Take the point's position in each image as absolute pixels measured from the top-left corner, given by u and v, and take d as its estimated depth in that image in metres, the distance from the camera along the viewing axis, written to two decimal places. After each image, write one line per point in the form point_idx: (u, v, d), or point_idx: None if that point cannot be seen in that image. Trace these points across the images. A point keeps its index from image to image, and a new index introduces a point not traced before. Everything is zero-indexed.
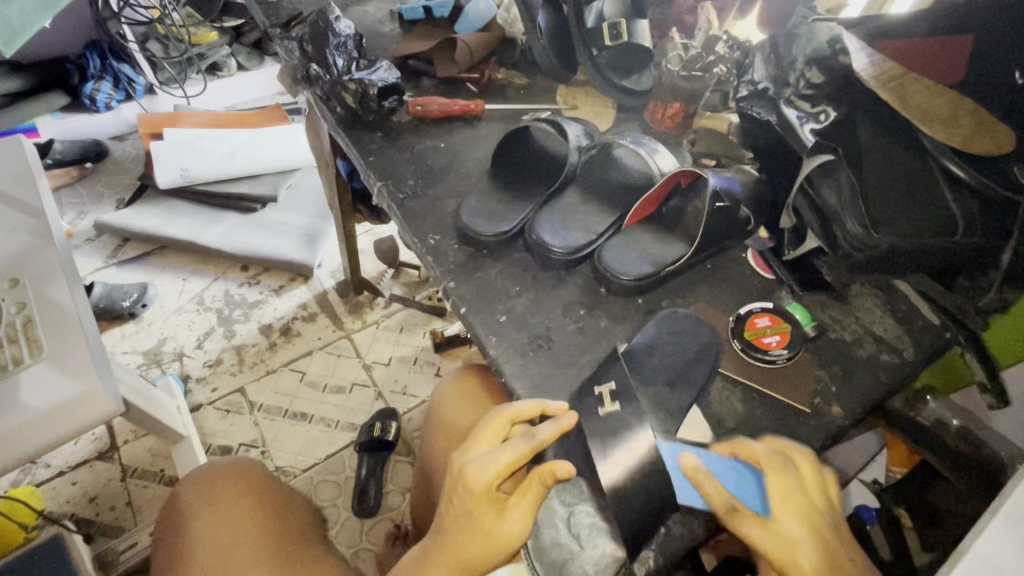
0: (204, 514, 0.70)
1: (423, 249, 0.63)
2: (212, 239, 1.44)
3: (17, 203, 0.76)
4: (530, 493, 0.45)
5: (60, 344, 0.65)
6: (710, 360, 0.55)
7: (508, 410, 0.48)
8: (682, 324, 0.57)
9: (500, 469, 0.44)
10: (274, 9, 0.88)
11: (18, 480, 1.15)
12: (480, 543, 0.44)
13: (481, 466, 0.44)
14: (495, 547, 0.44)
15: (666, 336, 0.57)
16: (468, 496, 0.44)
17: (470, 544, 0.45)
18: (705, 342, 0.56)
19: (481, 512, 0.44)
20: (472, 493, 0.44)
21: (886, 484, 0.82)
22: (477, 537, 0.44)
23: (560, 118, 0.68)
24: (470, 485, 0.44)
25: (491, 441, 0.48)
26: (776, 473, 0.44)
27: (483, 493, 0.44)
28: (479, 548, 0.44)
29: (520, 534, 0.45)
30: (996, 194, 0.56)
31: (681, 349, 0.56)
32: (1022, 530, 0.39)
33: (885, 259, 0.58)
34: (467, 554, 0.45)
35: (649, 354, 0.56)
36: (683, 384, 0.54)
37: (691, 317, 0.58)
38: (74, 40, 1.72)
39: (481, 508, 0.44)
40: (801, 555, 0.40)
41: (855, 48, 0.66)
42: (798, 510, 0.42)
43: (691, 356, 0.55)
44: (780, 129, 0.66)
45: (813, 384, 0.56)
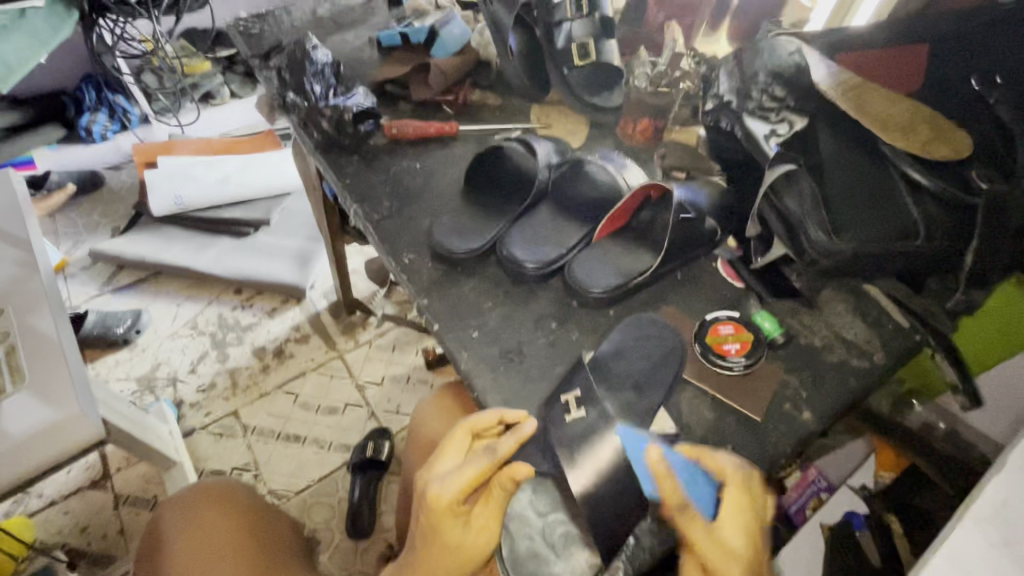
0: (185, 537, 0.70)
1: (398, 268, 0.65)
2: (206, 264, 1.46)
3: (6, 235, 0.77)
4: (494, 503, 0.46)
5: (42, 373, 0.65)
6: (672, 371, 0.56)
7: (468, 421, 0.49)
8: (648, 329, 0.59)
9: (464, 485, 0.45)
10: (256, 40, 0.91)
11: (11, 510, 1.14)
12: (448, 557, 0.45)
13: (444, 483, 0.45)
14: (463, 559, 0.45)
15: (635, 339, 0.59)
16: (432, 514, 0.45)
17: (438, 561, 0.45)
18: (669, 347, 0.58)
19: (445, 528, 0.45)
20: (436, 510, 0.45)
21: (875, 488, 0.78)
22: (446, 552, 0.45)
23: (529, 137, 0.70)
24: (434, 503, 0.45)
25: (455, 456, 0.49)
26: (734, 488, 0.45)
27: (448, 509, 0.45)
28: (450, 564, 0.45)
29: (489, 543, 0.45)
30: (957, 197, 0.58)
31: (648, 353, 0.57)
32: (991, 532, 0.39)
33: (851, 264, 0.59)
34: (438, 572, 0.45)
35: (615, 360, 0.57)
36: (650, 387, 0.55)
37: (649, 318, 0.60)
38: (70, 74, 1.77)
39: (444, 524, 0.45)
40: (732, 564, 0.42)
41: (814, 61, 0.69)
42: (743, 523, 0.44)
43: (658, 360, 0.57)
44: (745, 142, 0.68)
45: (770, 393, 0.56)
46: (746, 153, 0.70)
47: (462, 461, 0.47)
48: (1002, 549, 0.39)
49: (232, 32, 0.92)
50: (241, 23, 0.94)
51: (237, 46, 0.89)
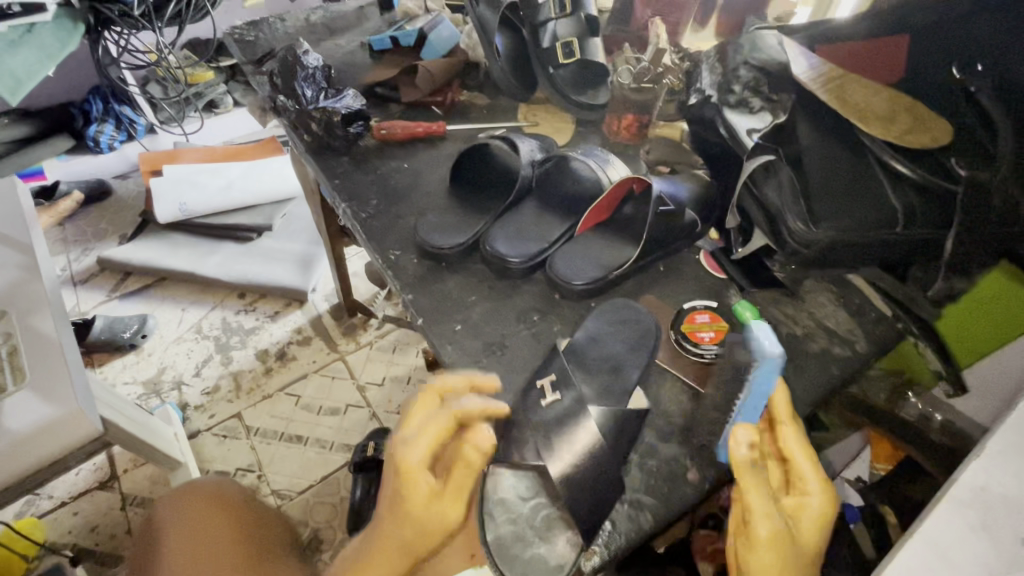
0: (180, 531, 0.72)
1: (384, 264, 0.66)
2: (210, 269, 1.49)
3: (9, 241, 0.79)
4: (458, 473, 0.46)
5: (42, 373, 0.67)
6: (645, 355, 0.57)
7: (436, 384, 0.51)
8: (623, 312, 0.61)
9: (428, 444, 0.46)
10: (251, 47, 0.94)
11: (22, 512, 1.17)
12: (416, 524, 0.45)
13: (410, 445, 0.46)
14: (431, 525, 0.45)
15: (612, 324, 0.60)
16: (399, 477, 0.45)
17: (400, 526, 0.45)
18: (645, 330, 0.59)
19: (412, 492, 0.44)
20: (403, 473, 0.44)
21: (869, 481, 0.81)
22: (412, 518, 0.45)
23: (514, 135, 0.71)
24: (400, 465, 0.45)
25: (423, 420, 0.49)
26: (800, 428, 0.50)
27: (414, 474, 0.45)
28: (418, 530, 0.45)
29: (455, 508, 0.46)
30: (938, 185, 0.58)
31: (626, 335, 0.59)
32: (968, 515, 0.39)
33: (830, 252, 0.60)
34: (402, 536, 0.45)
35: (592, 344, 0.59)
36: (627, 367, 0.57)
37: (624, 303, 0.61)
38: (77, 85, 1.81)
39: (411, 488, 0.44)
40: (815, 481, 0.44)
41: (794, 54, 0.70)
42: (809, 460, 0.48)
43: (634, 342, 0.58)
44: (727, 138, 0.70)
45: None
46: (728, 148, 0.71)
47: (430, 425, 0.48)
48: (981, 532, 0.38)
49: (227, 39, 0.94)
50: (236, 30, 0.96)
51: (232, 52, 0.91)
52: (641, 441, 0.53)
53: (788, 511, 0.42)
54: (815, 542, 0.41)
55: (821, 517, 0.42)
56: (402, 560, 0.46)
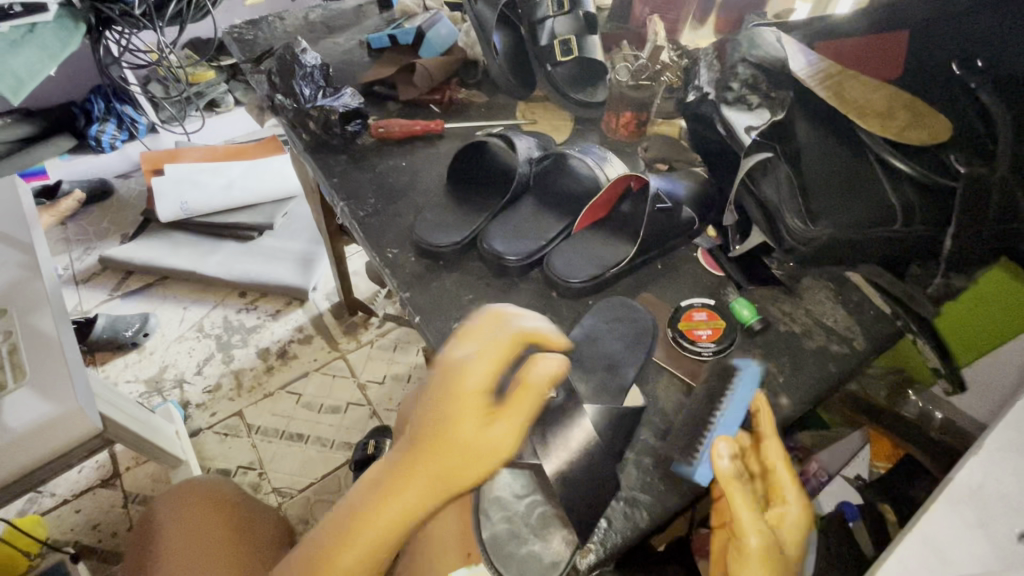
0: (175, 528, 0.73)
1: (382, 262, 0.66)
2: (211, 268, 1.49)
3: (10, 240, 0.80)
4: (521, 397, 0.44)
5: (42, 371, 0.67)
6: (640, 356, 0.57)
7: (500, 310, 0.51)
8: (619, 310, 0.60)
9: (491, 364, 0.45)
10: (250, 46, 0.94)
11: (24, 510, 1.17)
12: (464, 453, 0.43)
13: (473, 363, 0.45)
14: (479, 456, 0.43)
15: (607, 323, 0.59)
16: (456, 396, 0.44)
17: (450, 450, 0.43)
18: (643, 327, 0.59)
19: (467, 417, 0.43)
20: (461, 393, 0.44)
21: (869, 479, 0.80)
22: (461, 446, 0.43)
23: (511, 133, 0.71)
24: (461, 383, 0.44)
25: (484, 341, 0.48)
26: None
27: (476, 396, 0.44)
28: (462, 462, 0.43)
29: (510, 441, 0.43)
30: (937, 182, 0.58)
31: (623, 333, 0.58)
32: (965, 513, 0.39)
33: (828, 250, 0.60)
34: (448, 465, 0.43)
35: (590, 343, 0.58)
36: (623, 366, 0.56)
37: (620, 303, 0.61)
38: (79, 85, 1.82)
39: (468, 412, 0.44)
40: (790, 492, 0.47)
41: (793, 50, 0.68)
42: None
43: (631, 340, 0.58)
44: (726, 136, 0.69)
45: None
46: (726, 145, 0.71)
47: (492, 347, 0.47)
48: (977, 530, 0.38)
49: (226, 39, 0.94)
50: (235, 29, 0.96)
51: (231, 52, 0.91)
52: (637, 438, 0.53)
53: (771, 521, 0.45)
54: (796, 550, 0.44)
55: (801, 525, 0.45)
56: (429, 499, 0.43)
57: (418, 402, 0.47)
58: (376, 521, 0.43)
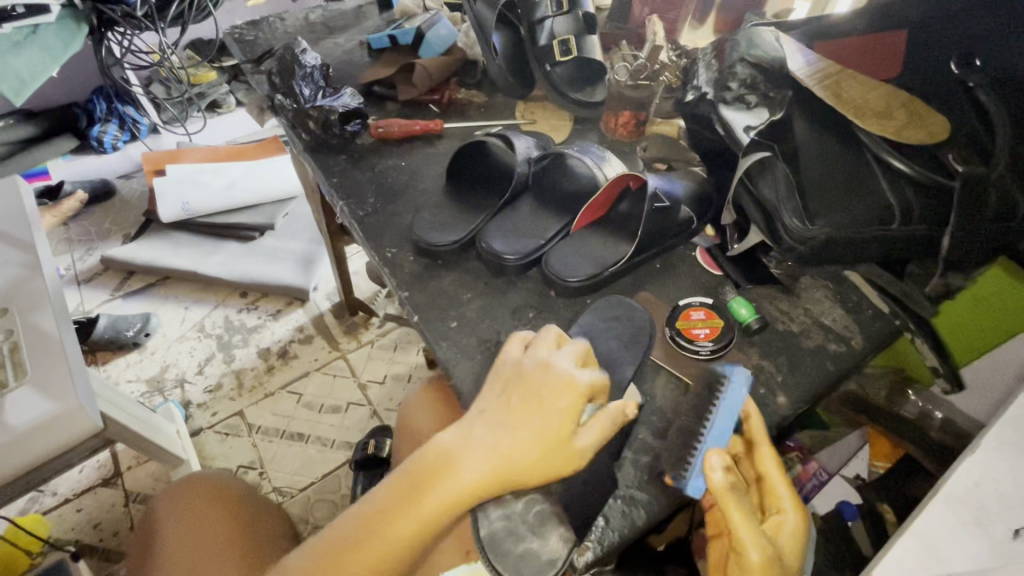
0: (175, 526, 0.73)
1: (381, 262, 0.66)
2: (212, 268, 1.50)
3: (12, 240, 0.80)
4: (604, 417, 0.45)
5: (42, 370, 0.68)
6: (638, 355, 0.56)
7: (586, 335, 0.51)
8: (617, 310, 0.60)
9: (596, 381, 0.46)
10: (250, 46, 0.94)
11: (26, 509, 1.18)
12: (552, 449, 0.42)
13: (580, 371, 0.46)
14: (560, 459, 0.42)
15: (604, 322, 0.59)
16: (564, 392, 0.44)
17: (535, 443, 0.42)
18: (639, 327, 0.59)
19: (567, 416, 0.43)
20: (571, 390, 0.44)
21: (869, 479, 0.80)
22: (552, 441, 0.42)
23: (510, 133, 0.71)
24: (573, 381, 0.44)
25: (576, 354, 0.48)
26: None
27: (572, 400, 0.43)
28: (546, 458, 0.42)
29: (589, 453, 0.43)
30: (933, 181, 0.59)
31: (620, 332, 0.58)
32: (960, 512, 0.39)
33: (826, 249, 0.59)
34: (527, 456, 0.42)
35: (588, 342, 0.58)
36: (620, 365, 0.56)
37: (620, 303, 0.61)
38: (82, 86, 1.83)
39: (570, 411, 0.43)
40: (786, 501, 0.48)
41: (790, 50, 0.69)
42: None
43: (629, 338, 0.58)
44: (725, 135, 0.70)
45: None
46: (724, 145, 0.71)
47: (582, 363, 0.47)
48: (973, 529, 0.38)
49: (227, 39, 0.95)
50: (236, 30, 0.97)
51: (232, 52, 0.92)
52: (633, 437, 0.53)
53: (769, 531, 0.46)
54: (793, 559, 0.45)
55: (797, 535, 0.46)
56: (498, 482, 0.42)
57: (504, 393, 0.46)
58: (451, 483, 0.42)
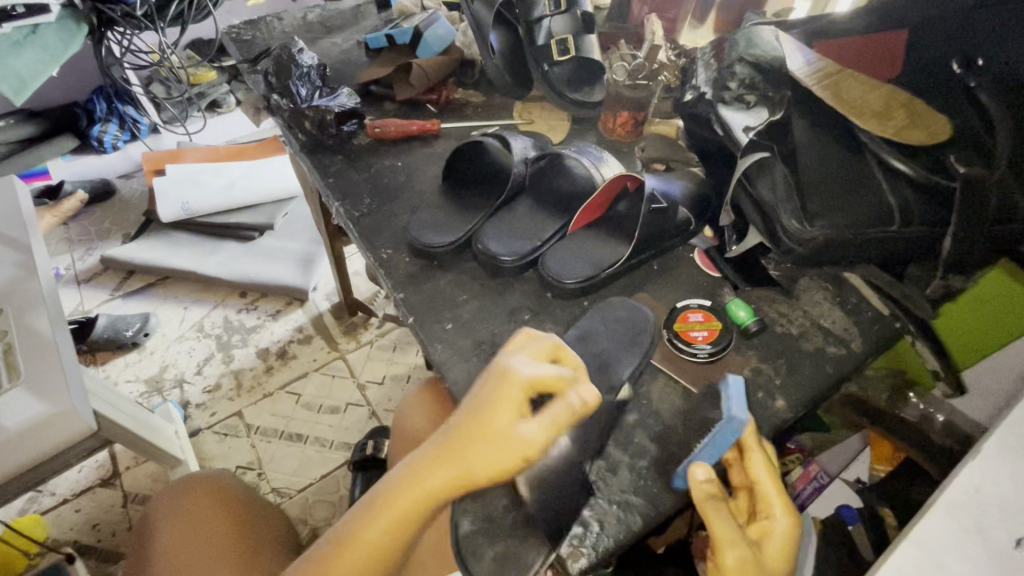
0: (170, 528, 0.72)
1: (376, 263, 0.66)
2: (211, 268, 1.49)
3: (8, 240, 0.80)
4: (552, 409, 0.41)
5: (38, 371, 0.68)
6: (639, 352, 0.57)
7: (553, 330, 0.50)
8: (618, 312, 0.60)
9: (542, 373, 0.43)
10: (248, 46, 0.94)
11: (25, 509, 1.18)
12: (491, 447, 0.40)
13: (523, 364, 0.43)
14: (503, 454, 0.40)
15: (601, 321, 0.59)
16: (502, 386, 0.42)
17: (473, 443, 0.41)
18: (637, 329, 0.59)
19: (504, 408, 0.41)
20: (507, 383, 0.42)
21: (870, 482, 0.77)
22: (490, 437, 0.40)
23: (507, 133, 0.70)
24: (509, 374, 0.42)
25: (531, 350, 0.46)
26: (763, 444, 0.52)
27: (513, 391, 0.42)
28: (487, 456, 0.40)
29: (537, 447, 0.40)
30: (934, 181, 0.57)
31: (616, 334, 0.58)
32: (962, 517, 0.38)
33: (824, 251, 0.59)
34: (474, 453, 0.40)
35: (581, 344, 0.58)
36: (615, 364, 0.56)
37: (628, 305, 0.61)
38: (82, 86, 1.83)
39: (507, 403, 0.41)
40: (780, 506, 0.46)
41: (790, 49, 0.69)
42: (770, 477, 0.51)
43: (627, 342, 0.58)
44: (724, 138, 0.70)
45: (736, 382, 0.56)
46: (723, 145, 0.70)
47: (538, 357, 0.45)
48: (974, 535, 0.37)
49: (224, 39, 0.95)
50: (233, 30, 0.96)
51: (228, 52, 0.91)
52: (630, 439, 0.53)
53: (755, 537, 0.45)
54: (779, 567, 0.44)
55: (786, 539, 0.44)
56: (452, 487, 0.41)
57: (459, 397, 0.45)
58: (404, 496, 0.42)
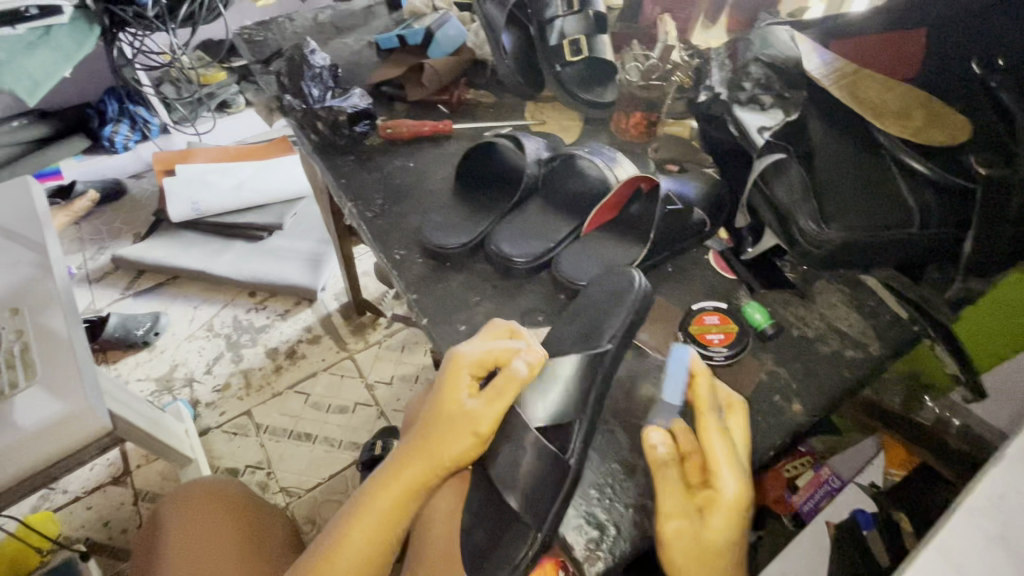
0: (182, 529, 0.73)
1: (389, 264, 0.66)
2: (221, 268, 1.50)
3: (24, 240, 0.81)
4: (497, 381, 0.48)
5: (54, 370, 0.68)
6: (624, 308, 0.56)
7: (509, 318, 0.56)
8: (604, 278, 0.59)
9: (486, 353, 0.50)
10: (260, 47, 0.94)
11: (38, 506, 1.19)
12: (447, 425, 0.47)
13: (469, 349, 0.50)
14: (458, 428, 0.47)
15: (593, 297, 0.58)
16: (450, 371, 0.49)
17: (432, 426, 0.48)
18: (620, 292, 0.57)
19: (452, 389, 0.48)
20: (454, 367, 0.49)
21: (885, 486, 0.78)
22: (444, 418, 0.47)
23: (520, 134, 0.70)
24: (455, 360, 0.49)
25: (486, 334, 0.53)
26: (738, 408, 0.50)
27: (461, 372, 0.49)
28: (445, 434, 0.47)
29: (486, 418, 0.47)
30: (954, 184, 0.58)
31: (600, 302, 0.57)
32: (985, 525, 0.37)
33: (841, 254, 0.58)
34: (433, 431, 0.47)
35: (564, 323, 0.58)
36: (596, 335, 0.55)
37: (616, 271, 0.60)
38: (94, 87, 1.84)
39: (453, 384, 0.48)
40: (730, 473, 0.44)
41: (808, 50, 0.68)
42: (744, 444, 0.48)
43: (611, 307, 0.57)
44: (738, 137, 0.68)
45: (753, 386, 0.56)
46: (738, 146, 0.69)
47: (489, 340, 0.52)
48: (996, 542, 0.36)
49: (236, 40, 0.95)
50: (246, 31, 0.97)
51: (241, 52, 0.92)
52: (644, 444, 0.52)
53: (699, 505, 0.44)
54: (717, 535, 0.43)
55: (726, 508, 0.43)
56: (427, 473, 0.47)
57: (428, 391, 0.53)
58: (386, 492, 0.48)
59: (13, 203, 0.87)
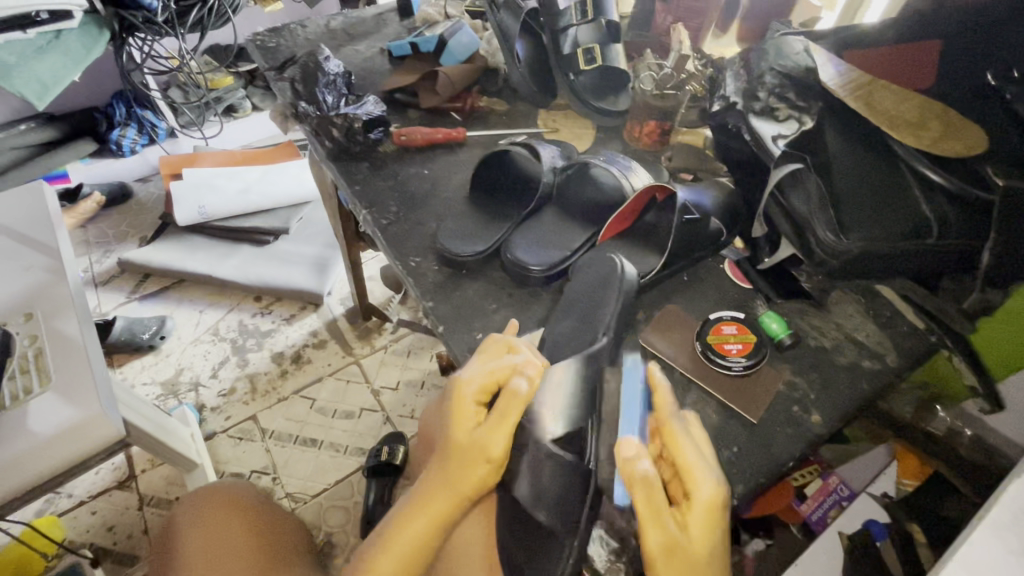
0: (191, 537, 0.72)
1: (404, 271, 0.66)
2: (227, 272, 1.50)
3: (36, 245, 0.81)
4: (501, 403, 0.47)
5: (67, 375, 0.68)
6: (611, 294, 0.58)
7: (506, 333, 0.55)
8: (591, 264, 0.62)
9: (487, 376, 0.49)
10: (272, 53, 0.94)
11: (42, 510, 1.18)
12: (461, 456, 0.47)
13: (471, 373, 0.49)
14: (472, 458, 0.46)
15: (581, 284, 0.61)
16: (455, 400, 0.49)
17: (448, 458, 0.47)
18: (609, 278, 0.60)
19: (460, 419, 0.48)
20: (457, 396, 0.48)
21: (897, 497, 0.78)
22: (458, 449, 0.47)
23: (535, 142, 0.70)
24: (459, 387, 0.49)
25: (485, 352, 0.52)
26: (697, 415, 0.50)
27: (467, 398, 0.48)
28: (462, 466, 0.46)
29: (497, 446, 0.46)
30: (972, 195, 0.56)
31: (591, 291, 0.60)
32: (1011, 541, 0.36)
33: (860, 264, 0.58)
34: (449, 465, 0.47)
35: (582, 333, 0.58)
36: (589, 326, 0.57)
37: (603, 257, 0.62)
38: (103, 90, 1.85)
39: (461, 413, 0.48)
40: (706, 472, 0.43)
41: (822, 61, 0.69)
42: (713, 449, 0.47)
43: (601, 294, 0.59)
44: (754, 146, 0.67)
45: (771, 397, 0.55)
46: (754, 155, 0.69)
47: (488, 359, 0.51)
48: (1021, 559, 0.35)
49: (249, 46, 0.95)
50: (258, 37, 0.97)
51: (254, 59, 0.92)
52: None
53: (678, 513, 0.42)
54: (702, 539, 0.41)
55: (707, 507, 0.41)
56: (454, 503, 0.47)
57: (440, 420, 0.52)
58: (414, 527, 0.48)
59: (24, 207, 0.87)
